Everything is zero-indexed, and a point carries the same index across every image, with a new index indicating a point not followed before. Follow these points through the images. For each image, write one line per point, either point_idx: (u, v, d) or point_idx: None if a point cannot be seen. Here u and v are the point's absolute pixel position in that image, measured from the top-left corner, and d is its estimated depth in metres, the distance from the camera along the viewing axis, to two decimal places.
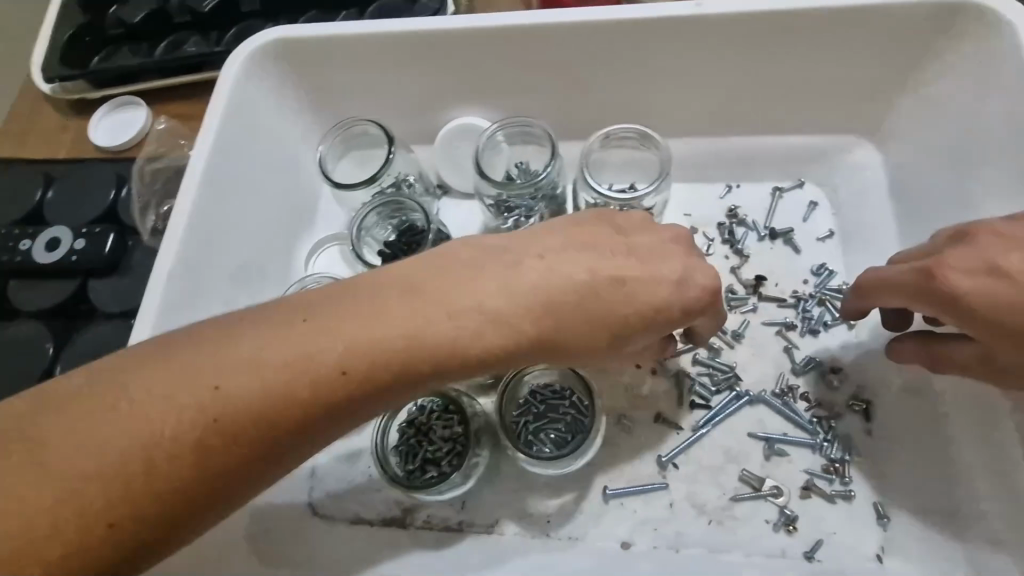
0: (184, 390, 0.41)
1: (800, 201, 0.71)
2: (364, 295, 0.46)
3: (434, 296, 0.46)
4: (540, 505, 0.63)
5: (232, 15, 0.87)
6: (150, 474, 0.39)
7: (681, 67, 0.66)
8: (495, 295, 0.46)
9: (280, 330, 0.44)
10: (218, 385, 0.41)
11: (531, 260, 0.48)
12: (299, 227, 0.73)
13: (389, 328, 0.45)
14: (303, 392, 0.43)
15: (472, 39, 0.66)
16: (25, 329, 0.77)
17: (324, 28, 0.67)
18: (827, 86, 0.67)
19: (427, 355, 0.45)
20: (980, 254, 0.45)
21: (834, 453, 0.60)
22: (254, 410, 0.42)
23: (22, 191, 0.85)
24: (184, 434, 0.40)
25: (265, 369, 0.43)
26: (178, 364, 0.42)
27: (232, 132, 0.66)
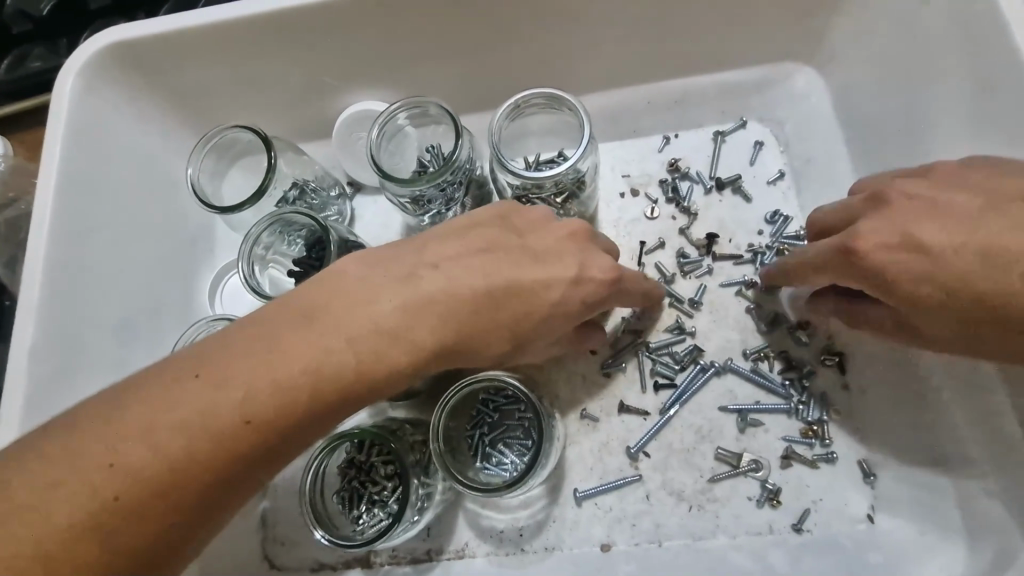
0: (72, 473, 0.34)
1: (746, 143, 0.65)
2: (262, 329, 0.39)
3: (333, 320, 0.39)
4: (509, 520, 0.57)
5: (79, 19, 0.75)
6: (56, 569, 0.34)
7: (588, 12, 0.59)
8: (399, 305, 0.40)
9: (171, 385, 0.36)
10: (109, 462, 0.35)
11: (426, 268, 0.42)
12: (190, 262, 0.64)
13: (291, 359, 0.38)
14: (212, 448, 0.36)
15: (350, 10, 0.57)
16: None
17: (178, 19, 0.57)
18: (756, 17, 0.60)
19: (333, 385, 0.38)
20: (898, 225, 0.41)
21: (811, 415, 0.56)
22: (153, 481, 0.35)
23: None
24: (83, 520, 0.34)
25: (160, 431, 0.35)
26: (68, 444, 0.35)
27: (81, 164, 0.56)
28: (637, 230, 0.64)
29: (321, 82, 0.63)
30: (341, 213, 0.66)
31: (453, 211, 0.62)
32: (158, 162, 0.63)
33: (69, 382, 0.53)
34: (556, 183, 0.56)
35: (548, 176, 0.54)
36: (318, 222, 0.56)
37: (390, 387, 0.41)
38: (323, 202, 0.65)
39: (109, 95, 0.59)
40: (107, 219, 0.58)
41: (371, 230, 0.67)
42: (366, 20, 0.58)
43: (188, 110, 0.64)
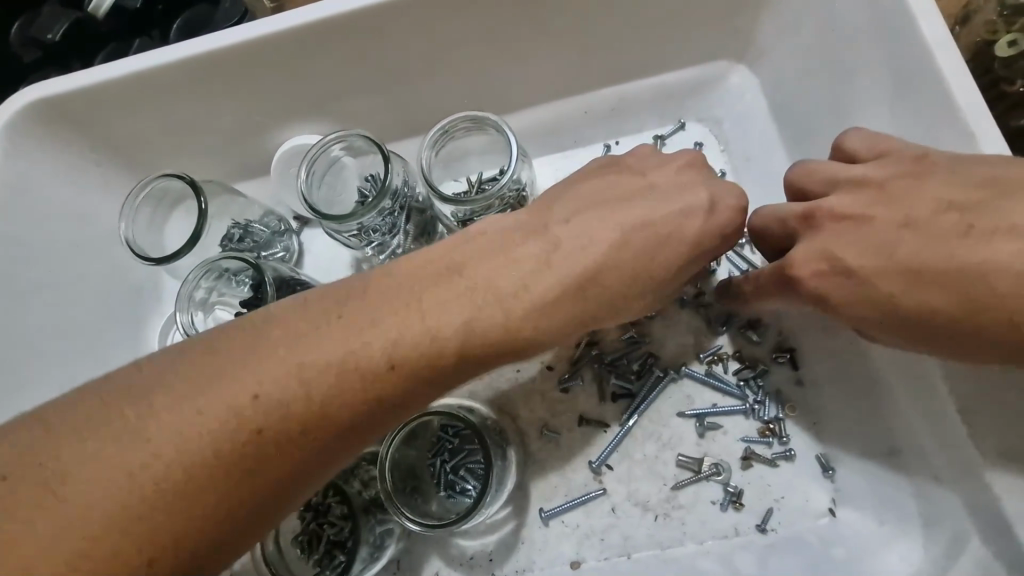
0: (219, 400, 0.35)
1: (687, 144, 0.65)
2: (412, 280, 0.42)
3: (476, 273, 0.43)
4: (477, 544, 0.57)
5: (14, 72, 0.78)
6: (188, 497, 0.33)
7: (507, 33, 0.58)
8: (518, 262, 0.43)
9: (313, 331, 0.38)
10: (258, 393, 0.35)
11: (557, 225, 0.45)
12: (131, 315, 0.63)
13: (320, 353, 0.37)
14: (343, 394, 0.37)
15: (269, 50, 0.56)
16: None
17: (99, 73, 0.57)
18: (678, 22, 0.60)
19: (452, 339, 0.40)
20: (824, 250, 0.43)
21: (767, 414, 0.56)
22: (298, 416, 0.36)
23: None
24: (226, 447, 0.34)
25: (308, 368, 0.36)
26: (222, 371, 0.36)
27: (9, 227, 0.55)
28: None
29: (251, 121, 0.62)
30: (289, 249, 0.66)
31: (398, 240, 0.62)
32: (92, 216, 0.62)
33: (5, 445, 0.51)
34: (500, 201, 0.57)
35: (492, 192, 0.54)
36: (253, 263, 0.56)
37: (419, 392, 0.40)
38: (266, 241, 0.64)
39: (33, 152, 0.58)
40: (40, 283, 0.57)
41: (320, 265, 0.66)
42: (287, 57, 0.57)
43: (119, 159, 0.63)
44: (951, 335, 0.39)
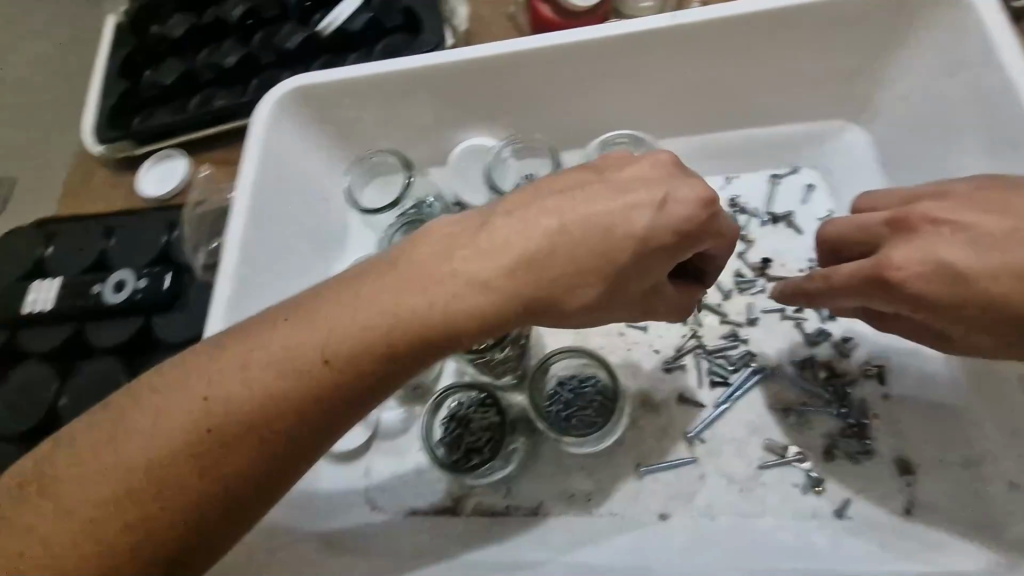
0: (410, 280, 0.47)
1: (798, 185, 0.76)
2: (554, 206, 0.48)
3: (599, 216, 0.47)
4: (579, 486, 0.67)
5: (253, 68, 1.01)
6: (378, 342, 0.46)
7: (662, 73, 0.72)
8: (640, 215, 0.46)
9: (484, 236, 0.48)
10: (436, 279, 0.46)
11: (673, 186, 0.47)
12: (331, 255, 0.79)
13: (355, 315, 0.46)
14: (485, 293, 0.46)
15: (477, 68, 0.72)
16: (103, 364, 0.84)
17: (344, 73, 0.74)
18: (806, 78, 0.72)
19: (569, 270, 0.46)
20: (926, 252, 0.49)
21: (851, 416, 0.63)
22: (455, 300, 0.46)
23: (83, 243, 0.92)
24: (402, 312, 0.46)
25: (473, 267, 0.46)
26: (415, 258, 0.48)
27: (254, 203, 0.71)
28: None
29: (444, 122, 0.78)
30: None
31: None
32: (311, 195, 0.78)
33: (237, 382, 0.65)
34: None
35: None
36: None
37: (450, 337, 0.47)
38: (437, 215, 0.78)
39: (281, 142, 0.75)
40: (280, 217, 0.74)
41: None
42: (487, 76, 0.73)
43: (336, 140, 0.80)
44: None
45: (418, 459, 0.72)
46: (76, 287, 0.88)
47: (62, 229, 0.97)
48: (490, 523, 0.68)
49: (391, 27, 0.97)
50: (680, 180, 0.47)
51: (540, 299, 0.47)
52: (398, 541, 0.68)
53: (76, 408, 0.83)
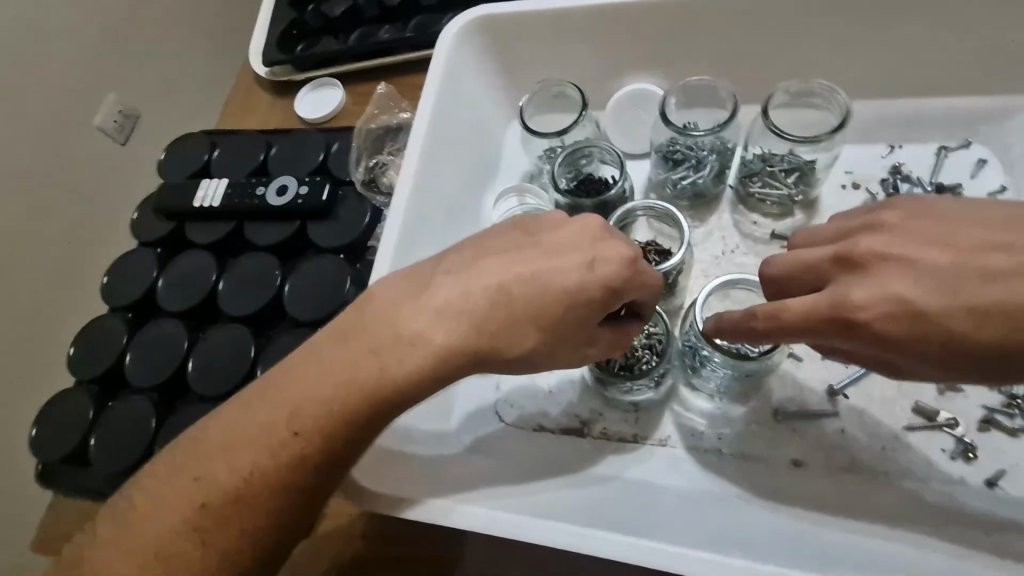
0: (392, 348, 0.53)
1: (969, 159, 0.74)
2: (493, 254, 0.55)
3: (510, 289, 0.53)
4: (711, 424, 0.68)
5: (414, 10, 1.07)
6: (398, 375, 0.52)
7: (845, 32, 0.71)
8: (489, 276, 0.53)
9: (447, 284, 0.54)
10: (449, 343, 0.52)
11: (578, 230, 0.55)
12: (486, 181, 0.84)
13: (429, 318, 0.53)
14: (538, 316, 0.52)
15: (660, 12, 0.74)
16: (258, 260, 0.88)
17: (527, 6, 0.77)
18: (997, 50, 0.70)
19: (582, 298, 0.52)
20: (886, 287, 0.47)
21: (1014, 390, 0.62)
22: (466, 326, 0.53)
23: (246, 152, 0.98)
24: (443, 336, 0.53)
25: (476, 314, 0.53)
26: (376, 332, 0.53)
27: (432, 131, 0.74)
28: (854, 216, 0.75)
29: (611, 65, 0.80)
30: None
31: (702, 174, 0.77)
32: (480, 122, 0.83)
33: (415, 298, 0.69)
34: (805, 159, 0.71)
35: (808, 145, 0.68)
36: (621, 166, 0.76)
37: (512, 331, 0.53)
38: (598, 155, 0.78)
39: (455, 76, 0.79)
40: (455, 135, 0.78)
41: None
42: (667, 22, 0.75)
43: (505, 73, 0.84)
44: None
45: (551, 382, 0.74)
46: (240, 188, 0.92)
47: (223, 137, 1.02)
48: (617, 450, 0.69)
49: None
50: (605, 243, 0.54)
51: (563, 321, 0.53)
52: (524, 457, 0.70)
53: (229, 296, 0.87)
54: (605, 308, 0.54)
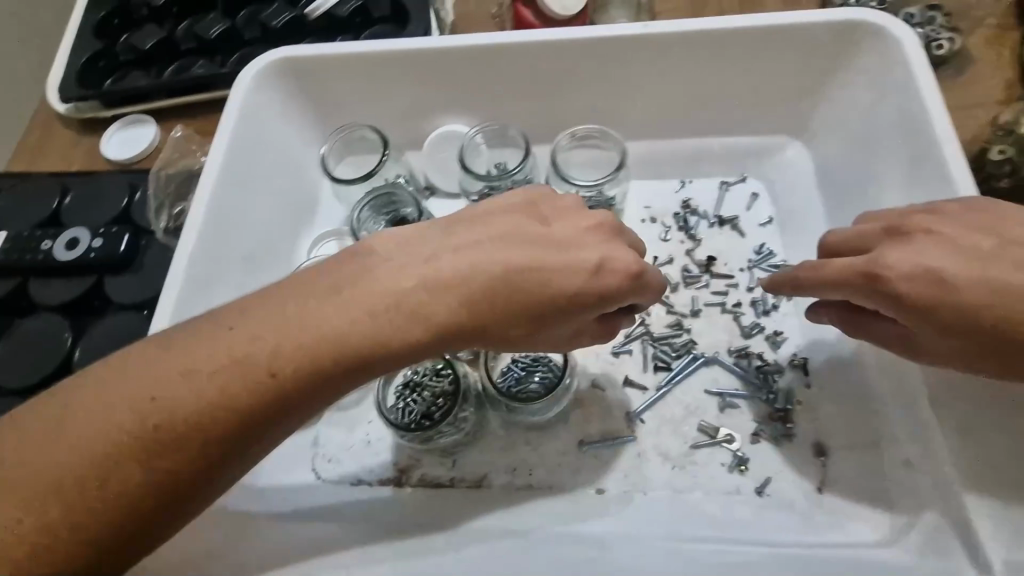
0: (311, 334, 0.47)
1: (745, 193, 0.82)
2: (473, 239, 0.51)
3: (483, 284, 0.49)
4: (521, 460, 0.70)
5: (235, 42, 1.02)
6: (314, 365, 0.47)
7: (627, 77, 0.76)
8: (456, 269, 0.49)
9: (412, 270, 0.49)
10: (375, 339, 0.48)
11: (536, 225, 0.52)
12: (300, 225, 0.80)
13: (333, 312, 0.48)
14: (474, 316, 0.49)
15: (456, 57, 0.75)
16: (47, 322, 0.82)
17: (324, 50, 0.76)
18: (759, 94, 0.78)
19: (548, 299, 0.50)
20: (914, 261, 0.50)
21: (777, 403, 0.69)
22: (404, 325, 0.48)
23: (36, 199, 0.89)
24: (361, 336, 0.48)
25: (415, 310, 0.49)
26: (346, 315, 0.48)
27: (220, 192, 0.71)
28: (652, 248, 0.80)
29: (420, 107, 0.80)
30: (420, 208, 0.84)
31: None
32: (289, 164, 0.79)
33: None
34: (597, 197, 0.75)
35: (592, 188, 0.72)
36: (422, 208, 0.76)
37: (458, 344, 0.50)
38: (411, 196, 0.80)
39: (251, 125, 0.75)
40: (253, 181, 0.75)
41: None
42: (465, 67, 0.76)
43: (313, 116, 0.81)
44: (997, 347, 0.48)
45: (369, 429, 0.74)
46: (21, 243, 0.85)
47: (9, 183, 0.92)
48: (431, 495, 0.69)
49: (377, 17, 0.99)
50: (590, 242, 0.52)
51: (508, 317, 0.50)
52: (337, 510, 0.68)
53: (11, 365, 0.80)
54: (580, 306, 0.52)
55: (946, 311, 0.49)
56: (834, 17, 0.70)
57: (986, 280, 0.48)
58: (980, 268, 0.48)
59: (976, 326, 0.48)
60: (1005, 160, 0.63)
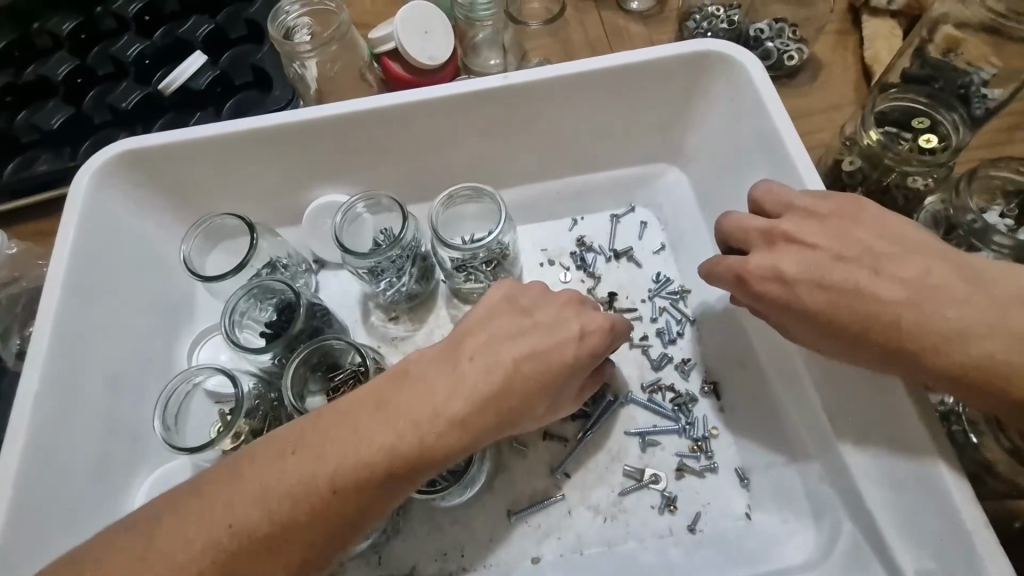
0: (280, 501, 0.44)
1: (635, 223, 0.82)
2: (416, 374, 0.51)
3: (427, 417, 0.48)
4: (450, 542, 0.66)
5: (81, 129, 0.92)
6: (287, 538, 0.44)
7: (499, 129, 0.76)
8: (408, 407, 0.48)
9: (362, 419, 0.47)
10: (336, 488, 0.45)
11: (472, 352, 0.53)
12: (170, 330, 0.74)
13: (293, 476, 0.45)
14: (432, 450, 0.48)
15: (316, 128, 0.72)
16: None
17: (173, 136, 0.71)
18: (632, 125, 0.78)
19: (497, 415, 0.51)
20: (773, 264, 0.52)
21: (696, 433, 0.69)
22: (367, 475, 0.46)
23: None
24: (325, 493, 0.45)
25: (375, 455, 0.46)
26: (306, 478, 0.45)
27: (68, 308, 0.63)
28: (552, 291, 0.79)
29: (292, 180, 0.77)
30: (308, 284, 0.79)
31: (403, 280, 0.75)
32: (149, 268, 0.74)
33: (77, 520, 0.59)
34: (487, 252, 0.72)
35: (478, 248, 0.69)
36: (295, 291, 0.69)
37: (418, 477, 0.48)
38: (293, 274, 0.77)
39: (95, 225, 0.68)
40: (106, 293, 0.68)
41: (334, 299, 0.80)
42: (328, 136, 0.73)
43: (175, 204, 0.76)
44: (864, 353, 0.49)
45: None
46: None
47: None
48: None
49: (239, 83, 0.92)
50: (529, 345, 0.54)
51: (467, 441, 0.50)
52: None
53: None
54: (515, 420, 0.53)
55: (796, 309, 0.51)
56: (686, 49, 0.72)
57: (825, 287, 0.50)
58: (823, 273, 0.50)
59: (823, 323, 0.50)
60: (857, 168, 0.66)
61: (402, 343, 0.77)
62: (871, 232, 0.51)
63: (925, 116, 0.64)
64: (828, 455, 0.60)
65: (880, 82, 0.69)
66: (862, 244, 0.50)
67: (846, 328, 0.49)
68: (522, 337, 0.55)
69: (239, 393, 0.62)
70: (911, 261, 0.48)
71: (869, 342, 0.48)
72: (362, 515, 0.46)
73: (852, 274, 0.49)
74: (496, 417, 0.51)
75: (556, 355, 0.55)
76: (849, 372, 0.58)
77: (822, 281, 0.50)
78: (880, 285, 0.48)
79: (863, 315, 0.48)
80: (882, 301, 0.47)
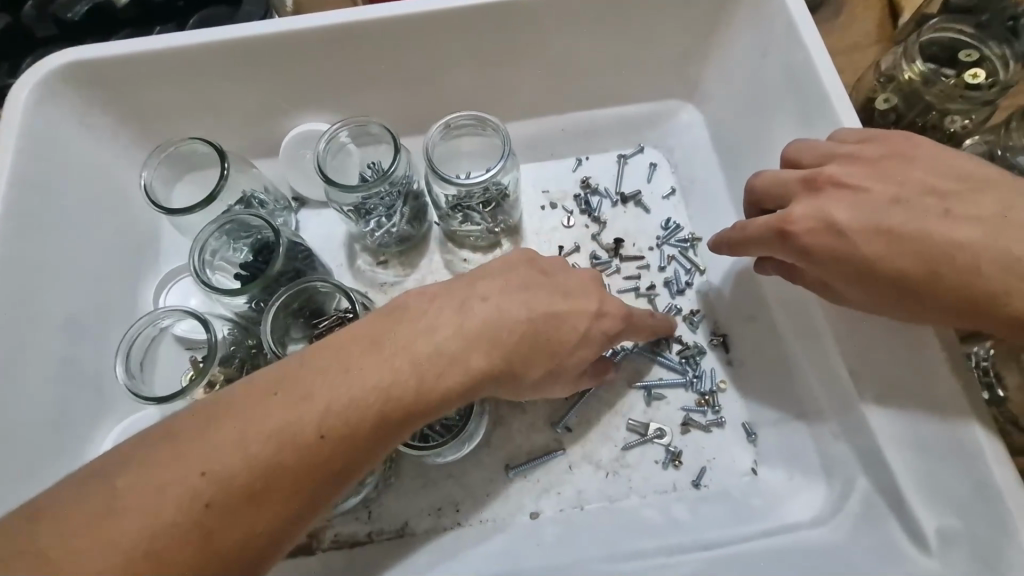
0: (262, 447, 0.39)
1: (643, 165, 0.76)
2: (412, 315, 0.46)
3: (424, 359, 0.44)
4: (444, 497, 0.62)
5: (22, 44, 0.80)
6: (270, 488, 0.39)
7: (504, 54, 0.69)
8: (403, 349, 0.44)
9: (352, 359, 0.42)
10: (325, 432, 0.40)
11: (474, 294, 0.48)
12: (131, 272, 0.67)
13: (275, 420, 0.39)
14: (430, 393, 0.44)
15: (297, 43, 0.63)
16: None
17: (129, 46, 0.62)
18: (648, 56, 0.72)
19: (502, 360, 0.47)
20: (817, 214, 0.48)
21: (702, 387, 0.66)
22: (360, 419, 0.41)
23: None
24: (313, 437, 0.40)
25: (369, 398, 0.42)
26: (292, 421, 0.39)
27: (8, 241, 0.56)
28: (554, 237, 0.74)
29: (268, 104, 0.69)
30: (288, 224, 0.72)
31: (394, 221, 0.69)
32: (106, 201, 0.66)
33: (33, 476, 0.54)
34: (484, 191, 0.65)
35: (478, 185, 0.62)
36: (274, 226, 0.62)
37: (414, 423, 0.44)
38: (272, 212, 0.70)
39: (38, 148, 0.60)
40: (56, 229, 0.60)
41: (316, 242, 0.73)
42: (310, 54, 0.64)
43: (135, 129, 0.68)
44: (912, 300, 0.46)
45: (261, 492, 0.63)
46: None
47: None
48: (349, 557, 0.61)
49: None
50: (538, 289, 0.50)
51: (468, 386, 0.45)
52: None
53: None
54: (522, 367, 0.48)
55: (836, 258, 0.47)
56: None
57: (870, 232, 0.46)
58: (883, 218, 0.46)
59: (863, 271, 0.46)
60: (892, 108, 0.62)
61: (392, 289, 0.71)
62: (918, 174, 0.47)
63: (973, 49, 0.59)
64: (843, 410, 0.58)
65: (918, 15, 0.65)
66: (908, 186, 0.46)
67: (891, 275, 0.45)
68: (529, 285, 0.50)
69: (211, 339, 0.56)
70: (986, 202, 0.44)
71: (914, 290, 0.45)
72: (355, 463, 0.42)
73: (900, 219, 0.45)
74: (502, 363, 0.47)
75: (564, 303, 0.50)
76: (873, 324, 0.55)
77: (868, 227, 0.46)
78: (951, 225, 0.44)
79: (910, 263, 0.45)
80: (931, 248, 0.44)
